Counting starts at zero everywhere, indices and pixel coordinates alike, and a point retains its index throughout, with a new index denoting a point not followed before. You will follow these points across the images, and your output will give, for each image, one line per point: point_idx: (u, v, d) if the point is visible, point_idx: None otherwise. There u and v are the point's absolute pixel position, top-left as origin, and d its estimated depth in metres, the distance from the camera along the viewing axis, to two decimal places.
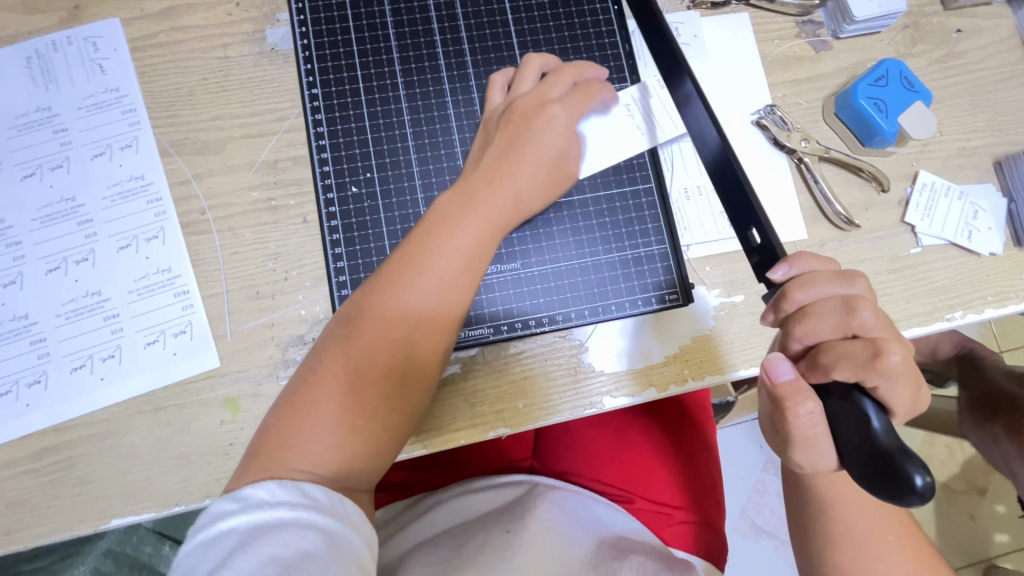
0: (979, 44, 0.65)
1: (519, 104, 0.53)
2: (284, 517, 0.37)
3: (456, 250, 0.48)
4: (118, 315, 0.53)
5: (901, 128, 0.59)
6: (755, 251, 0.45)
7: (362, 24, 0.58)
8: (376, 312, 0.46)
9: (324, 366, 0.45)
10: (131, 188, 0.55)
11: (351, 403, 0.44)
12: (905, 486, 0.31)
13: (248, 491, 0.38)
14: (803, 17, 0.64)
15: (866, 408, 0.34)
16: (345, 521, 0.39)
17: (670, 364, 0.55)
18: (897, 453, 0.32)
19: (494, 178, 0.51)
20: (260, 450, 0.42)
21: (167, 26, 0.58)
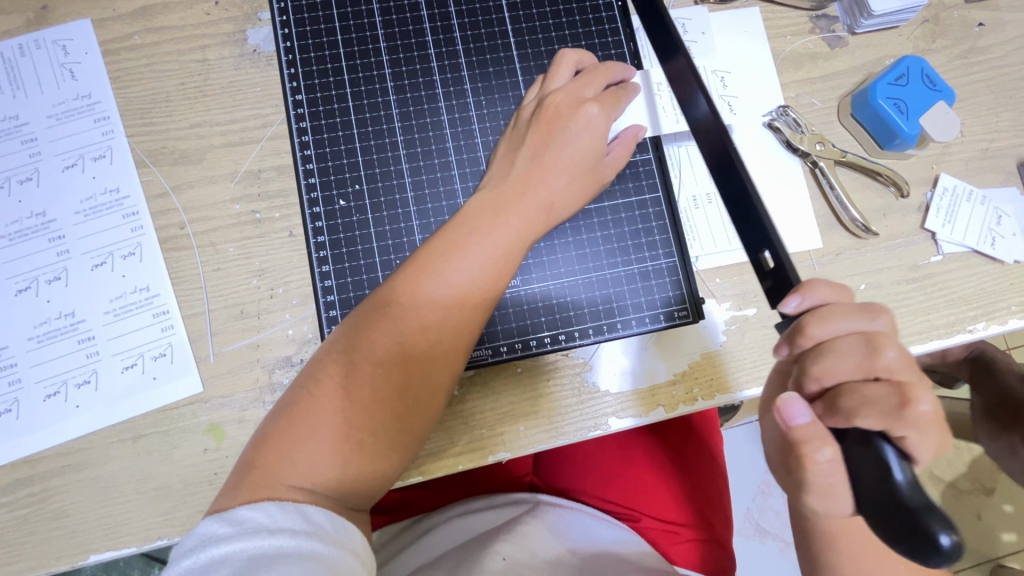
0: (1002, 39, 0.61)
1: (552, 99, 0.50)
2: (284, 545, 0.34)
3: (481, 260, 0.45)
4: (93, 338, 0.49)
5: (923, 129, 0.56)
6: (768, 274, 0.42)
7: (349, 24, 0.55)
8: (393, 316, 0.43)
9: (336, 376, 0.42)
10: (106, 201, 0.51)
11: (359, 420, 0.41)
12: (927, 545, 0.28)
13: (243, 513, 0.36)
14: (817, 11, 0.60)
15: (888, 457, 0.31)
16: (346, 549, 0.37)
17: (679, 383, 0.52)
18: (922, 511, 0.29)
19: (525, 181, 0.48)
20: (252, 467, 0.39)
21: (142, 27, 0.54)
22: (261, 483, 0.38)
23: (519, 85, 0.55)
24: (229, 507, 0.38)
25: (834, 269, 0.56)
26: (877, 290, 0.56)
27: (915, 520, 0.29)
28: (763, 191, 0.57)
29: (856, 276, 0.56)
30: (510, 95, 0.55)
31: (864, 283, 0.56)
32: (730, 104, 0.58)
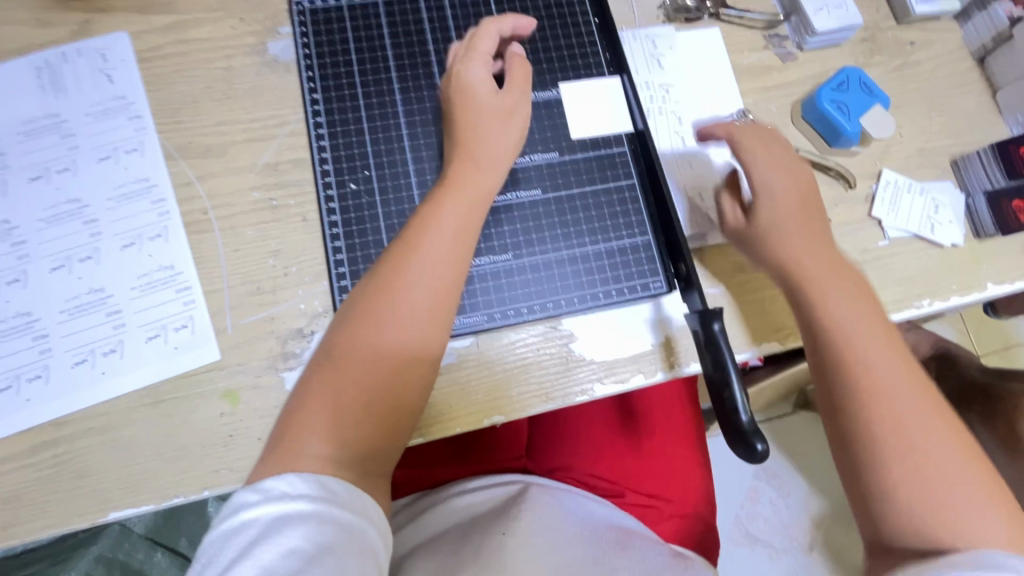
0: (931, 56, 0.70)
1: (458, 83, 0.55)
2: (303, 510, 0.40)
3: (443, 233, 0.50)
4: (120, 311, 0.54)
5: (864, 129, 0.64)
6: (682, 278, 0.57)
7: (360, 35, 0.60)
8: (376, 300, 0.48)
9: (335, 358, 0.47)
10: (136, 189, 0.57)
11: (354, 393, 0.46)
12: (749, 450, 0.45)
13: (269, 483, 0.41)
14: (769, 31, 0.69)
15: (739, 405, 0.46)
16: (359, 512, 0.42)
17: (659, 351, 0.58)
18: (751, 433, 0.45)
19: (464, 158, 0.53)
20: (281, 440, 0.45)
21: (174, 38, 0.61)
22: (286, 455, 0.44)
23: None
24: (258, 479, 0.43)
25: None
26: None
27: (744, 437, 0.45)
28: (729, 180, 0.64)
29: None
30: None
31: None
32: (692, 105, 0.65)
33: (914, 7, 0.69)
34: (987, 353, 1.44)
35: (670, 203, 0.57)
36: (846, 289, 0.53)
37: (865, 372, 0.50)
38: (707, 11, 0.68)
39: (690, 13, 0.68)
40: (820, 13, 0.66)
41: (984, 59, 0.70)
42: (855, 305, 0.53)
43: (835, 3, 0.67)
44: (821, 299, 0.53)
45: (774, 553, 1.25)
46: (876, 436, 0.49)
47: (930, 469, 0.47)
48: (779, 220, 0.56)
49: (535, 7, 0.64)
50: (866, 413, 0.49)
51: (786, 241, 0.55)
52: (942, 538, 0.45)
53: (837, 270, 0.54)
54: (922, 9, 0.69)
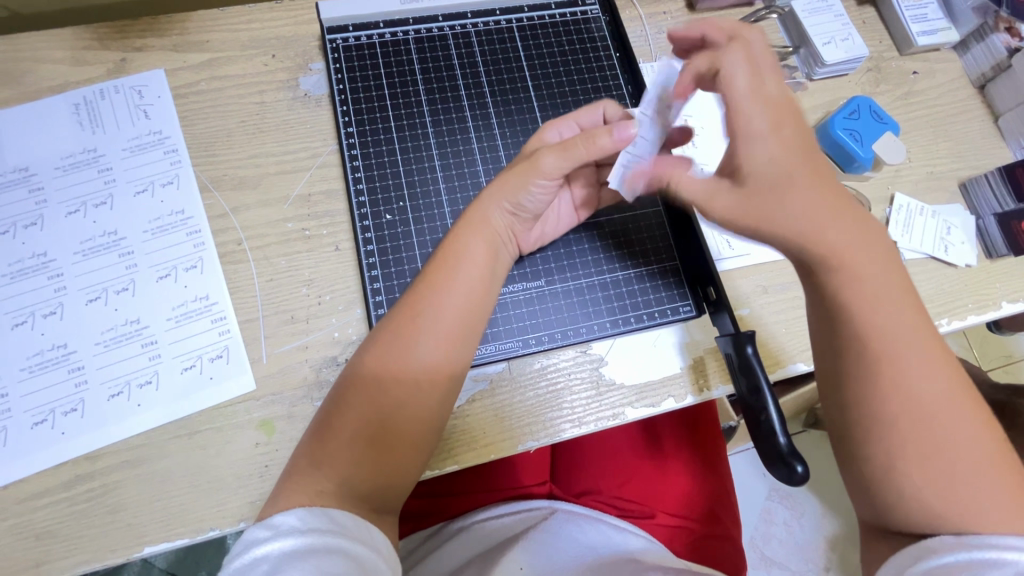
0: (933, 84, 0.73)
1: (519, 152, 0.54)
2: (314, 542, 0.39)
3: (462, 279, 0.50)
4: (156, 342, 0.54)
5: (876, 154, 0.66)
6: (712, 302, 0.59)
7: (392, 69, 0.59)
8: (390, 343, 0.48)
9: (345, 400, 0.47)
10: (171, 221, 0.58)
11: (364, 432, 0.46)
12: (789, 473, 0.45)
13: (279, 518, 0.41)
14: (779, 63, 0.72)
15: (775, 426, 0.47)
16: (370, 547, 0.42)
17: (688, 374, 0.59)
18: (790, 456, 0.46)
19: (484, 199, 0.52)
20: (298, 467, 0.45)
21: (208, 75, 0.63)
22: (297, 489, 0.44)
23: (538, 119, 0.60)
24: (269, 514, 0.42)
25: None
26: None
27: (784, 459, 0.46)
28: None
29: None
30: (530, 126, 0.59)
31: None
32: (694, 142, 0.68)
33: (916, 39, 0.72)
34: (992, 368, 1.45)
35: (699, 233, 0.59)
36: (877, 265, 0.49)
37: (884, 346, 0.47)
38: None
39: None
40: (828, 45, 0.69)
41: (984, 86, 0.74)
42: (890, 284, 0.48)
43: (841, 36, 0.70)
44: (853, 278, 0.48)
45: None
46: (878, 375, 0.47)
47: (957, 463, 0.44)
48: (774, 183, 0.48)
49: (554, 30, 0.63)
50: (877, 354, 0.47)
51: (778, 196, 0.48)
52: (956, 523, 0.43)
53: (863, 240, 0.49)
54: (923, 40, 0.72)
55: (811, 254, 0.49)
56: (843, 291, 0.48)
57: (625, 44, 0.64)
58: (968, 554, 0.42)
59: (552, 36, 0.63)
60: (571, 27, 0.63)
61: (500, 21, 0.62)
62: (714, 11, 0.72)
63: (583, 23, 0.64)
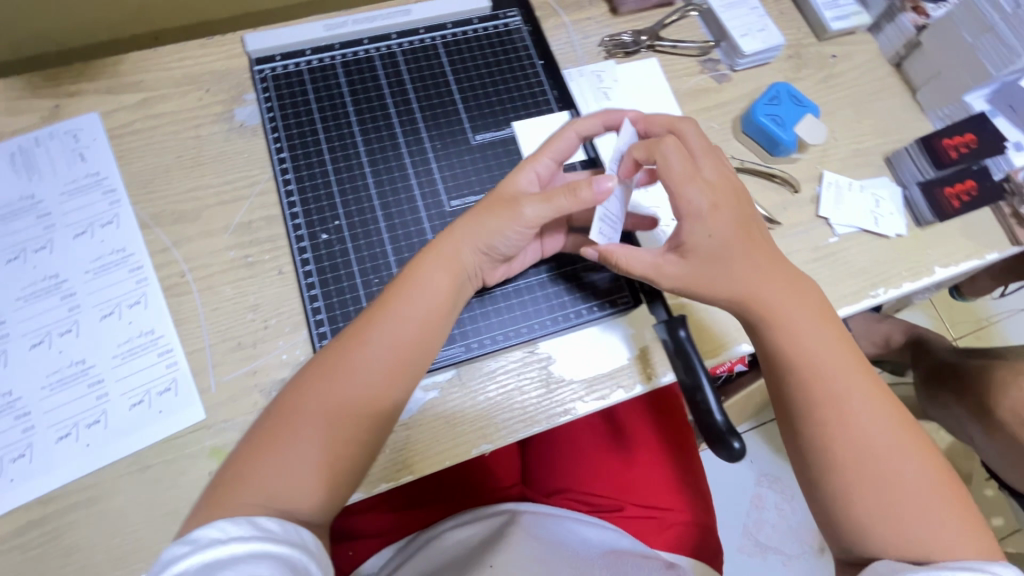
0: (852, 66, 0.76)
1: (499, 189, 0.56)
2: (238, 552, 0.39)
3: (419, 301, 0.51)
4: (102, 381, 0.54)
5: (800, 136, 0.69)
6: (647, 292, 0.61)
7: (321, 95, 0.60)
8: (349, 362, 0.49)
9: (295, 412, 0.47)
10: (113, 260, 0.58)
11: (309, 447, 0.46)
12: (726, 450, 0.47)
13: (198, 533, 0.40)
14: (702, 57, 0.74)
15: (711, 405, 0.48)
16: (300, 547, 0.42)
17: (636, 364, 0.60)
18: (726, 433, 0.47)
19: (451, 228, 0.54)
20: (226, 479, 0.45)
21: (143, 114, 0.64)
22: (219, 504, 0.43)
23: (468, 130, 0.62)
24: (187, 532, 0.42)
25: None
26: None
27: (720, 437, 0.47)
28: None
29: None
30: (460, 138, 0.61)
31: None
32: None
33: (830, 24, 0.75)
34: (962, 335, 1.49)
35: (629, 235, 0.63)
36: (812, 321, 0.53)
37: (829, 396, 0.50)
38: (642, 44, 0.73)
39: (628, 47, 0.73)
40: (746, 37, 0.72)
41: (900, 64, 0.77)
42: (824, 338, 0.52)
43: (757, 27, 0.72)
44: (790, 334, 0.52)
45: (788, 559, 1.25)
46: (828, 426, 0.50)
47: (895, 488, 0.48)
48: (719, 256, 0.53)
49: (478, 44, 0.65)
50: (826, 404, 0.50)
51: (721, 269, 0.53)
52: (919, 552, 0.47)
53: (795, 300, 0.53)
54: (837, 25, 0.75)
55: (750, 314, 0.53)
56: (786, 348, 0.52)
57: (547, 51, 0.66)
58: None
59: (476, 50, 0.65)
60: (494, 40, 0.66)
61: (425, 39, 0.64)
62: (637, 13, 0.75)
63: (506, 35, 0.66)
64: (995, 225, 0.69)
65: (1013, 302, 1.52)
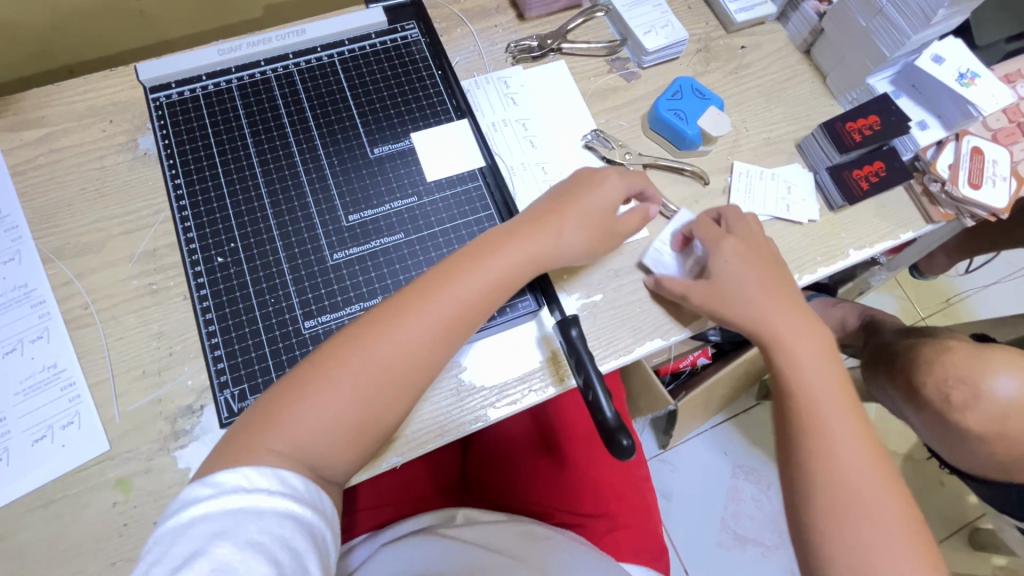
0: (761, 56, 0.77)
1: (577, 178, 0.61)
2: (261, 505, 0.42)
3: (479, 279, 0.53)
4: (5, 419, 0.54)
5: (704, 129, 0.69)
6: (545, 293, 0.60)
7: (217, 119, 0.61)
8: (404, 331, 0.50)
9: (351, 365, 0.49)
10: (15, 296, 0.58)
11: (350, 407, 0.48)
12: (618, 450, 0.47)
13: (225, 476, 0.44)
14: (611, 56, 0.75)
15: (602, 403, 0.49)
16: (318, 510, 0.46)
17: (547, 367, 0.60)
18: (616, 433, 0.47)
19: (540, 223, 0.57)
20: (256, 420, 0.47)
21: (46, 149, 0.64)
22: (247, 444, 0.46)
23: (366, 144, 0.62)
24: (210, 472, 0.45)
25: None
26: None
27: (611, 436, 0.47)
28: None
29: None
30: (358, 154, 0.61)
31: None
32: (531, 144, 0.68)
33: (735, 16, 0.76)
34: (929, 313, 1.48)
35: None
36: (844, 404, 0.55)
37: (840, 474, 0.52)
38: (548, 48, 0.73)
39: (534, 52, 0.72)
40: (648, 34, 0.72)
41: (809, 51, 0.77)
42: (853, 422, 0.54)
43: (660, 24, 0.73)
44: (814, 398, 0.55)
45: (766, 550, 1.23)
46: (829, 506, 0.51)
47: (868, 529, 0.50)
48: (746, 299, 0.58)
49: (376, 58, 0.66)
50: (837, 487, 0.52)
51: (741, 306, 0.58)
52: None
53: (835, 381, 0.56)
54: (742, 17, 0.76)
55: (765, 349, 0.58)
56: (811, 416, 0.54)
57: (445, 61, 0.66)
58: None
59: (374, 64, 0.65)
60: (392, 53, 0.66)
61: (322, 57, 0.65)
62: (544, 17, 0.75)
63: (403, 48, 0.67)
64: (909, 205, 0.70)
65: (978, 279, 1.52)
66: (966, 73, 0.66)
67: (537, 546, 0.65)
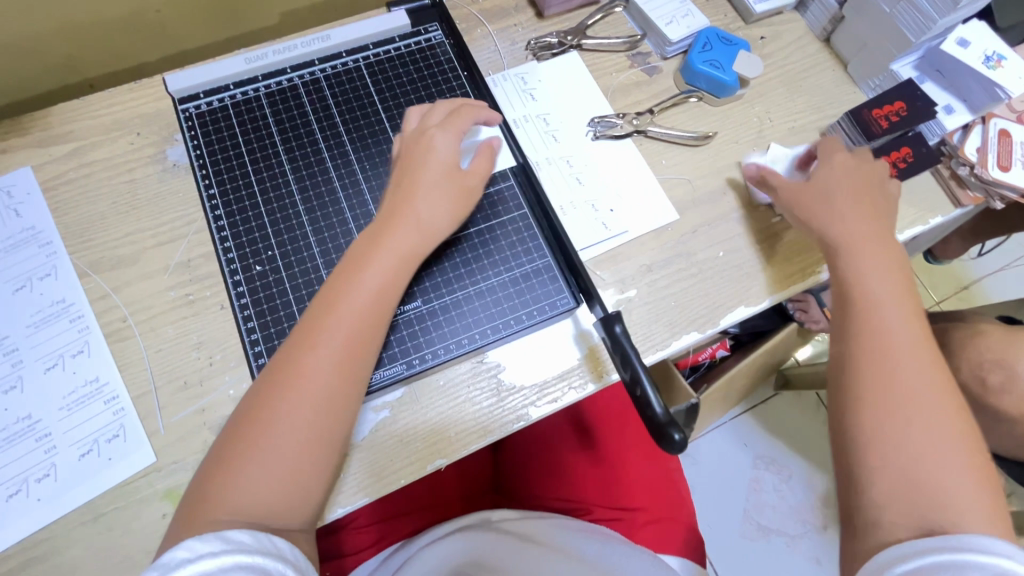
0: (781, 45, 0.77)
1: (404, 149, 0.56)
2: (208, 569, 0.38)
3: (366, 283, 0.49)
4: (49, 434, 0.54)
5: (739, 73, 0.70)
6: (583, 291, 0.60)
7: (247, 128, 0.61)
8: (303, 361, 0.46)
9: (262, 416, 0.45)
10: (54, 312, 0.58)
11: (285, 447, 0.45)
12: (669, 443, 0.47)
13: (164, 559, 0.38)
14: (632, 51, 0.74)
15: (649, 398, 0.49)
16: (275, 554, 0.41)
17: (586, 364, 0.60)
18: (666, 427, 0.47)
19: (393, 216, 0.53)
20: (190, 505, 0.44)
21: (76, 163, 0.64)
22: (189, 525, 0.42)
23: (395, 147, 0.62)
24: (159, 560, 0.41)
25: (695, 243, 0.65)
26: (734, 254, 0.65)
27: (661, 430, 0.47)
28: (617, 185, 0.67)
29: (715, 246, 0.66)
30: (388, 157, 0.61)
31: (722, 250, 0.65)
32: (554, 139, 0.68)
33: (755, 7, 0.75)
34: (945, 298, 1.48)
35: (563, 235, 0.60)
36: (907, 312, 0.52)
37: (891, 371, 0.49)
38: (569, 44, 0.73)
39: (555, 48, 0.73)
40: (671, 25, 0.72)
41: (829, 39, 0.77)
42: (912, 329, 0.51)
43: (681, 14, 0.73)
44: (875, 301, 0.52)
45: (791, 539, 1.23)
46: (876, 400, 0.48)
47: (928, 463, 0.46)
48: (836, 205, 0.58)
49: (400, 61, 0.66)
50: (891, 382, 0.49)
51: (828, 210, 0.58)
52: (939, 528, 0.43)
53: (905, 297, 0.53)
54: (761, 7, 0.76)
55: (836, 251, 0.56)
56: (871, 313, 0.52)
57: (470, 63, 0.66)
58: (920, 562, 0.41)
59: (399, 67, 0.65)
60: (417, 56, 0.66)
61: (347, 62, 0.65)
62: (563, 14, 0.75)
63: (428, 49, 0.67)
64: (937, 189, 0.70)
65: (993, 262, 1.52)
66: (992, 55, 0.66)
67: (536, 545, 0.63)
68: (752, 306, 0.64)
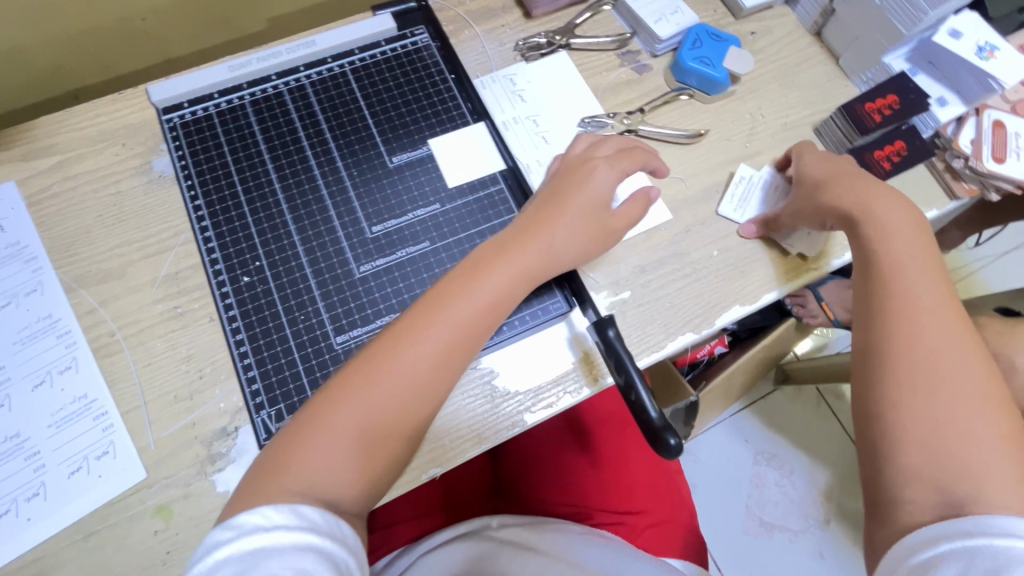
0: (772, 40, 0.76)
1: (564, 166, 0.58)
2: (281, 539, 0.38)
3: (480, 294, 0.50)
4: (39, 453, 0.54)
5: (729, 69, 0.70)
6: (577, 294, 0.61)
7: (233, 137, 0.62)
8: (404, 356, 0.47)
9: (349, 399, 0.46)
10: (40, 327, 0.58)
11: (364, 433, 0.45)
12: (664, 448, 0.46)
13: (244, 517, 0.40)
14: (621, 49, 0.73)
15: (645, 403, 0.48)
16: (340, 540, 0.41)
17: (580, 367, 0.60)
18: (662, 432, 0.47)
19: (527, 233, 0.54)
20: (261, 469, 0.44)
21: (60, 176, 0.63)
22: (255, 492, 0.42)
23: (382, 153, 0.62)
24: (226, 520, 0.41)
25: (688, 242, 0.65)
26: (728, 253, 0.65)
27: (657, 435, 0.47)
28: None
29: (709, 245, 0.65)
30: (375, 162, 0.62)
31: (717, 249, 0.65)
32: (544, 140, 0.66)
33: (744, 2, 0.75)
34: None
35: None
36: (927, 276, 0.49)
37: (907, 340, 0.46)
38: (558, 43, 0.71)
39: (543, 49, 0.71)
40: (660, 22, 0.71)
41: (819, 33, 0.76)
42: (940, 293, 0.47)
43: (670, 11, 0.72)
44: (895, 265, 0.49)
45: (793, 535, 1.23)
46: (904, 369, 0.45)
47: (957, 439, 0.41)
48: (844, 180, 0.57)
49: (387, 65, 0.66)
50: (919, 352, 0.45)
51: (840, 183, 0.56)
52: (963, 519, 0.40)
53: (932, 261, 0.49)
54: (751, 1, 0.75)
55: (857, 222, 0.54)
56: (889, 274, 0.49)
57: (462, 72, 0.67)
58: (939, 549, 0.38)
59: (386, 72, 0.66)
60: (404, 61, 0.67)
61: (333, 68, 0.66)
62: (552, 14, 0.74)
63: (414, 54, 0.68)
64: (932, 181, 0.69)
65: (990, 250, 1.51)
66: (985, 45, 0.65)
67: (534, 552, 0.62)
68: (747, 305, 0.63)
